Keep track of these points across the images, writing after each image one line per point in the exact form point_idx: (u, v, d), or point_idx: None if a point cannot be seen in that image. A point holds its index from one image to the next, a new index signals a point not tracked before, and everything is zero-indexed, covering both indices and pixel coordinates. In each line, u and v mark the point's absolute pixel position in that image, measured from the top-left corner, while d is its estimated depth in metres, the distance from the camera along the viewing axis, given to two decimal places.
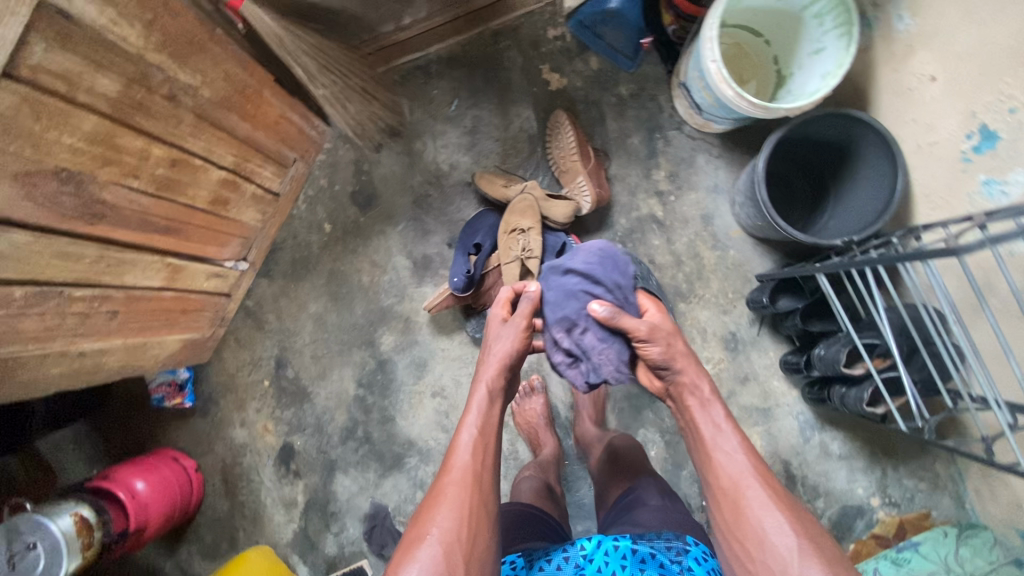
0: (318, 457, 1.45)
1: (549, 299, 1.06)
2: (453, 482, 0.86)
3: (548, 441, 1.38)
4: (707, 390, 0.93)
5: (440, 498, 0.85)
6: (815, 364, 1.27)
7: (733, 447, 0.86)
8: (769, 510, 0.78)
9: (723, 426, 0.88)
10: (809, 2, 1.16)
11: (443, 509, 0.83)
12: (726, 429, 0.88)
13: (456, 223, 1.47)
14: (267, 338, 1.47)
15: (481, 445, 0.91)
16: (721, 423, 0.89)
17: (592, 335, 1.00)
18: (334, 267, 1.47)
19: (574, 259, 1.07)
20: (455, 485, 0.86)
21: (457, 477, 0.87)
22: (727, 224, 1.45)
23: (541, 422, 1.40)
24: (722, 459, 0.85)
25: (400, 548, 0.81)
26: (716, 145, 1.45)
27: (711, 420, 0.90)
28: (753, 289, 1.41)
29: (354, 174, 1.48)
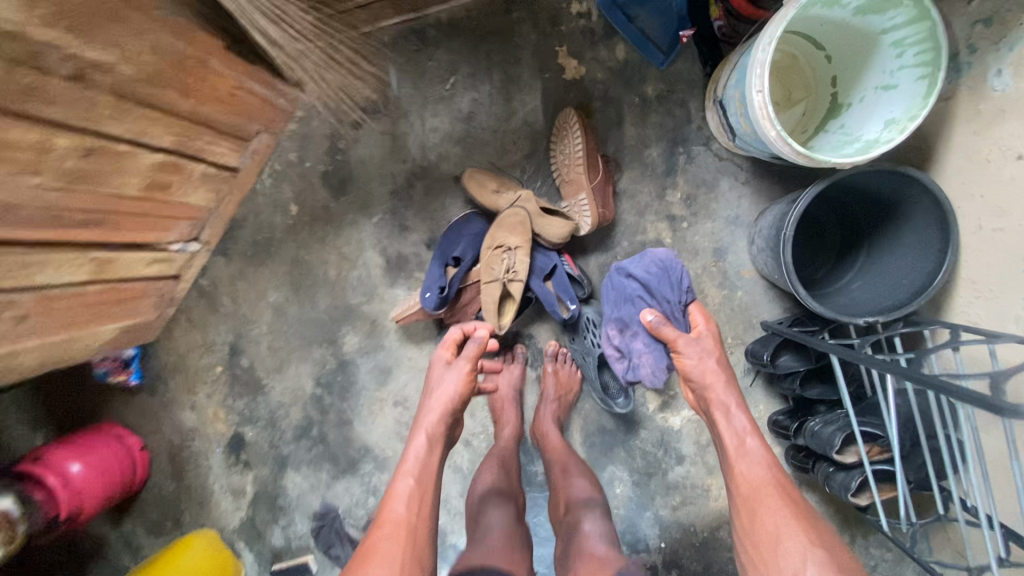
0: (269, 451, 1.39)
1: (611, 298, 1.18)
2: (386, 535, 0.90)
3: (509, 419, 1.27)
4: (734, 398, 0.96)
5: (374, 553, 0.88)
6: (805, 437, 1.17)
7: (755, 456, 0.90)
8: (785, 520, 0.83)
9: (747, 435, 0.92)
10: (892, 26, 0.93)
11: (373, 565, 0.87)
12: (749, 438, 0.92)
13: (438, 223, 1.30)
14: (222, 322, 1.35)
15: (412, 495, 0.95)
16: (745, 433, 0.92)
17: (641, 341, 1.12)
18: (298, 254, 1.32)
19: (636, 264, 1.14)
20: (388, 536, 0.90)
21: (393, 529, 0.91)
22: (740, 261, 1.29)
23: (509, 396, 1.29)
24: (744, 469, 0.90)
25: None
26: (745, 170, 1.26)
27: (735, 428, 0.93)
28: (754, 339, 1.28)
29: (328, 152, 1.29)
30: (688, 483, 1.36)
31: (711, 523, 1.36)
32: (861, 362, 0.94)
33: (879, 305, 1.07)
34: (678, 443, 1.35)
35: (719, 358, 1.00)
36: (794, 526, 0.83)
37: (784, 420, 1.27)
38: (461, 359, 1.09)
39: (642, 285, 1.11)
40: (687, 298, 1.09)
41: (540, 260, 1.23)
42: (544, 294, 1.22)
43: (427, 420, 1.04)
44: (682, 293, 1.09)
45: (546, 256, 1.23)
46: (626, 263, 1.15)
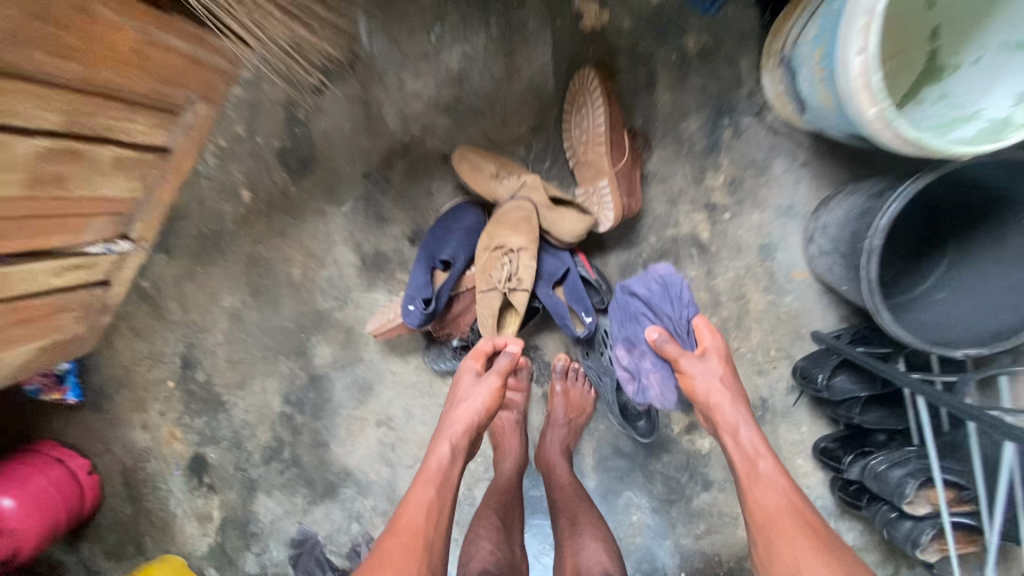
0: (236, 474, 1.21)
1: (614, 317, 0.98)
2: (400, 547, 0.71)
3: (513, 445, 1.08)
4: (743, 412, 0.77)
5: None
6: (865, 474, 0.98)
7: (771, 483, 0.72)
8: (813, 560, 0.66)
9: (760, 458, 0.74)
10: None
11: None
12: (761, 459, 0.74)
13: (423, 213, 1.07)
14: (170, 330, 1.14)
15: (430, 507, 0.76)
16: (756, 456, 0.74)
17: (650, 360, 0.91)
18: (254, 251, 1.09)
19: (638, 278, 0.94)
20: (401, 550, 0.71)
21: (407, 547, 0.72)
22: (791, 261, 1.06)
23: (513, 418, 1.10)
24: (759, 498, 0.72)
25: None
26: (804, 148, 1.01)
27: (746, 450, 0.75)
28: (806, 354, 1.08)
29: (285, 123, 1.04)
30: (715, 512, 1.18)
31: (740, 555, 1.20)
32: (966, 416, 0.75)
33: (977, 329, 0.83)
34: (705, 468, 1.16)
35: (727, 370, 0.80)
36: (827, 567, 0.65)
37: (835, 449, 1.07)
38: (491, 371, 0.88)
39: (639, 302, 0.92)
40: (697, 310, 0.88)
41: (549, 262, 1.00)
42: (552, 304, 1.00)
43: (450, 429, 0.83)
44: (684, 306, 0.86)
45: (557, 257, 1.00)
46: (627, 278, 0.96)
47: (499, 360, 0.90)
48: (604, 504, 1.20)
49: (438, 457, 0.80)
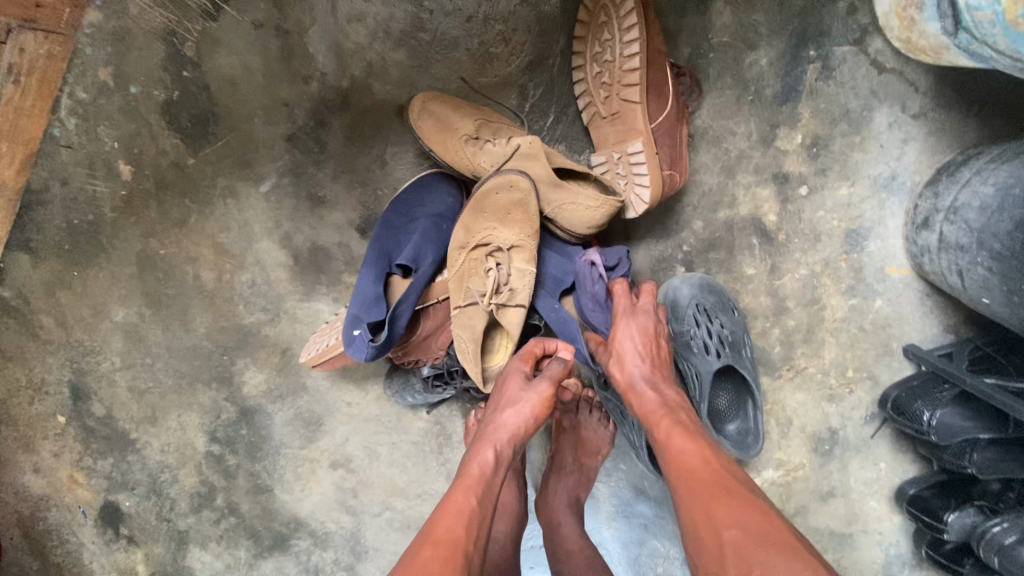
0: (159, 525, 0.96)
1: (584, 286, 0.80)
2: (437, 564, 0.47)
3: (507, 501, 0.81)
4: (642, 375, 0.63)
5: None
6: (982, 545, 0.72)
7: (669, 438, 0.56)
8: (708, 520, 0.48)
9: (660, 415, 0.59)
10: None
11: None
12: (658, 412, 0.59)
13: (376, 190, 0.78)
14: (52, 352, 0.85)
15: (472, 517, 0.52)
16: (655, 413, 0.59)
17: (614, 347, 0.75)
18: (146, 247, 0.79)
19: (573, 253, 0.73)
20: (437, 567, 0.46)
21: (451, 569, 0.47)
22: (886, 252, 0.77)
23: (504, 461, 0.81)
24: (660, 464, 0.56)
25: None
26: (917, 96, 0.71)
27: (645, 409, 0.61)
28: (898, 381, 0.80)
29: (170, 64, 0.72)
30: None
31: None
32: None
33: None
34: None
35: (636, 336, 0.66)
36: (719, 519, 0.47)
37: (931, 499, 0.81)
38: (545, 374, 0.65)
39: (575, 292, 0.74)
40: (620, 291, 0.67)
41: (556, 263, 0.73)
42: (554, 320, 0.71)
43: (496, 434, 0.61)
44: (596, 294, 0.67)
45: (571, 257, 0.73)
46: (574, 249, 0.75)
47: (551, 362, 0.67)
48: (627, 566, 0.92)
49: (487, 466, 0.57)
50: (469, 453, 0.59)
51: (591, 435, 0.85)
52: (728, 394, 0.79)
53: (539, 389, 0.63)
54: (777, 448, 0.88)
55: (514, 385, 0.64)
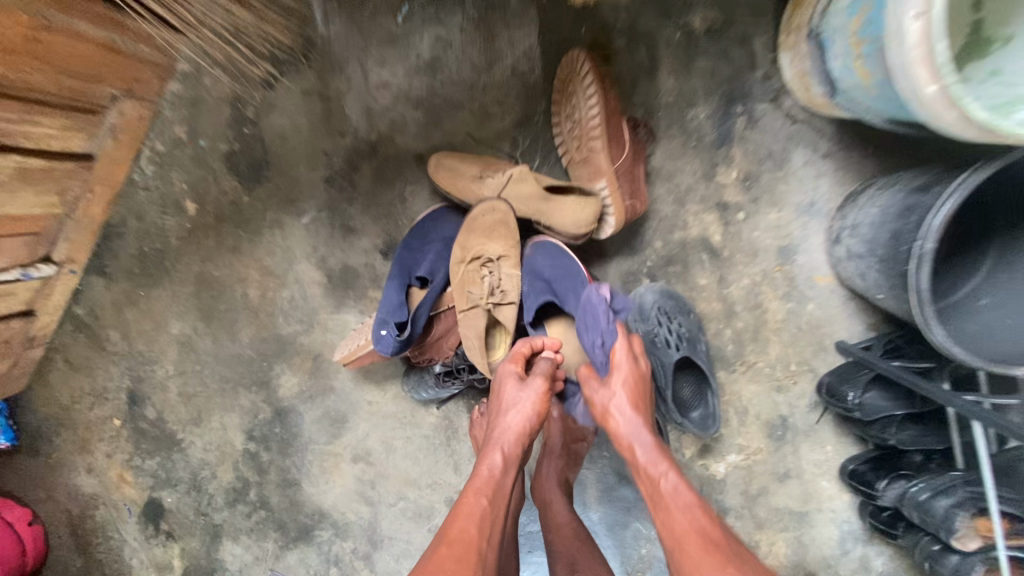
0: (197, 520, 1.08)
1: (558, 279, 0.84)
2: (452, 561, 0.60)
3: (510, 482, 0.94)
4: (643, 430, 0.72)
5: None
6: (905, 504, 0.87)
7: (673, 497, 0.66)
8: None
9: (661, 471, 0.68)
10: None
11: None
12: (660, 466, 0.69)
13: (396, 221, 0.94)
14: (115, 362, 1.00)
15: (483, 519, 0.65)
16: (658, 470, 0.69)
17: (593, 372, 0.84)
18: (203, 270, 0.95)
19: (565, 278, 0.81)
20: (453, 564, 0.60)
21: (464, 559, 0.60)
22: (813, 264, 0.94)
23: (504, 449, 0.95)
24: (663, 518, 0.65)
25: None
26: (827, 138, 0.88)
27: (644, 463, 0.70)
28: (830, 370, 0.96)
29: (232, 123, 0.90)
30: None
31: None
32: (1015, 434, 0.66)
33: None
34: (721, 494, 1.06)
35: (633, 390, 0.74)
36: None
37: (866, 472, 0.96)
38: (536, 374, 0.79)
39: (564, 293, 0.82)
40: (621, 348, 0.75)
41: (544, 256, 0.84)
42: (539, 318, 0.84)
43: (501, 438, 0.74)
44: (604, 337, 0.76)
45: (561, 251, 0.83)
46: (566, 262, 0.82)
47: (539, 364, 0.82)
48: (611, 538, 1.07)
49: (496, 471, 0.71)
50: (479, 461, 0.72)
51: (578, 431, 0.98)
52: (691, 386, 0.95)
53: (534, 393, 0.77)
54: (737, 434, 1.03)
55: (512, 390, 0.77)
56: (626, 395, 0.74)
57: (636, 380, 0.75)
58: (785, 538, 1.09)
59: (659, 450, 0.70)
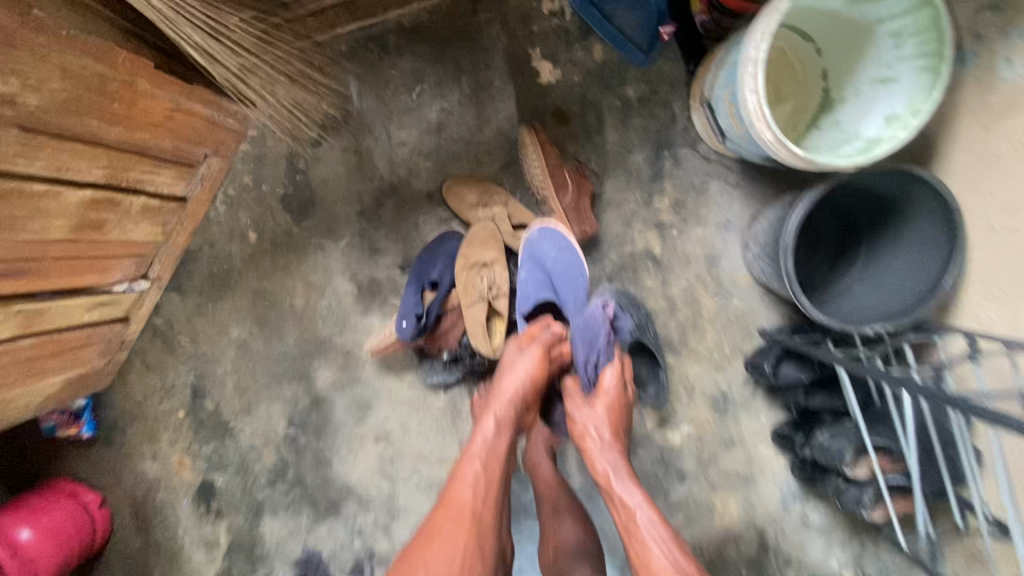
0: (242, 498, 1.28)
1: (562, 276, 1.09)
2: (448, 520, 0.76)
3: None
4: (619, 463, 0.91)
5: (436, 535, 0.74)
6: (813, 450, 1.11)
7: (645, 529, 0.82)
8: None
9: (635, 507, 0.85)
10: (887, 15, 0.87)
11: (433, 555, 0.72)
12: (636, 503, 0.85)
13: (412, 243, 1.21)
14: (183, 362, 1.24)
15: (476, 486, 0.80)
16: (633, 505, 0.85)
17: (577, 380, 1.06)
18: (260, 285, 1.22)
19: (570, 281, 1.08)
20: (451, 524, 0.75)
21: (458, 516, 0.76)
22: (734, 267, 1.22)
23: None
24: (637, 548, 0.81)
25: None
26: (734, 173, 1.18)
27: (622, 498, 0.87)
28: (753, 349, 1.22)
29: (287, 173, 1.18)
30: (692, 502, 1.30)
31: (718, 540, 1.31)
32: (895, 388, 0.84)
33: (881, 314, 1.01)
34: (679, 460, 1.29)
35: (614, 429, 0.95)
36: None
37: (789, 432, 1.20)
38: (533, 345, 0.99)
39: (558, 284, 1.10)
40: (606, 360, 1.00)
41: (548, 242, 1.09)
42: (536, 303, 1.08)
43: (497, 402, 0.92)
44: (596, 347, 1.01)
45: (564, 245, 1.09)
46: (570, 254, 1.09)
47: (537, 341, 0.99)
48: (590, 503, 1.28)
49: (488, 439, 0.86)
50: (474, 431, 0.88)
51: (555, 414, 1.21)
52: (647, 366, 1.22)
53: (529, 371, 0.95)
54: (687, 409, 1.27)
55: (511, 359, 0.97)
56: (607, 421, 0.95)
57: (618, 409, 0.98)
58: (736, 498, 1.31)
59: (633, 482, 0.88)
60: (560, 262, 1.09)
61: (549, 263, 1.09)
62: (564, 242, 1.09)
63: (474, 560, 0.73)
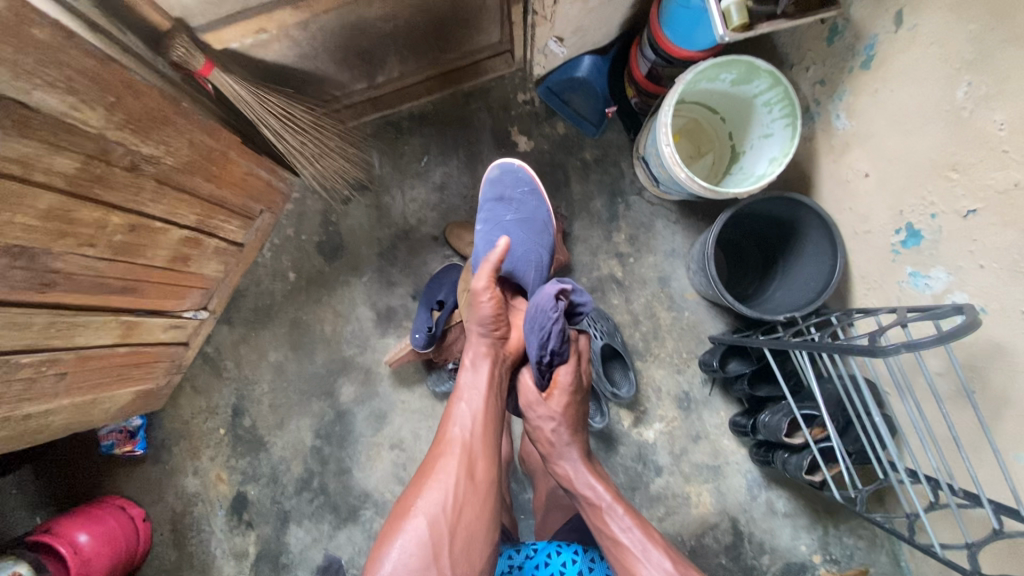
0: (271, 508, 1.44)
1: (522, 223, 1.22)
2: (443, 456, 0.93)
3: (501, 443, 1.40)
4: (579, 463, 1.03)
5: (433, 471, 0.91)
6: (760, 430, 1.33)
7: (618, 523, 0.97)
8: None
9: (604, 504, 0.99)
10: (758, 91, 1.22)
11: (431, 487, 0.89)
12: (605, 500, 0.99)
13: (421, 276, 1.49)
14: (227, 385, 1.46)
15: (463, 425, 0.96)
16: (603, 504, 0.99)
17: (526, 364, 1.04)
18: (296, 316, 1.48)
19: (526, 236, 1.21)
20: (445, 459, 0.92)
21: (451, 454, 0.93)
22: (683, 286, 1.51)
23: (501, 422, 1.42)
24: (611, 542, 0.97)
25: (389, 523, 0.89)
26: (674, 212, 1.51)
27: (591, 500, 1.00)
28: (704, 350, 1.46)
29: (322, 225, 1.48)
30: (669, 494, 1.48)
31: (696, 529, 1.47)
32: (796, 347, 1.08)
33: (793, 306, 1.28)
34: (655, 455, 1.49)
35: (571, 425, 1.03)
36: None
37: (742, 420, 1.42)
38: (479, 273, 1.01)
39: (515, 230, 1.21)
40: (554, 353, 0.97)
41: (512, 181, 1.24)
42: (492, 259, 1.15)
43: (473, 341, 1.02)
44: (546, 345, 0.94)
45: (530, 186, 1.25)
46: (528, 195, 1.24)
47: (482, 268, 1.02)
48: None
49: (475, 376, 0.98)
50: (460, 374, 1.00)
51: None
52: (620, 370, 1.44)
53: (486, 304, 0.99)
54: (657, 408, 1.49)
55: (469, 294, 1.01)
56: (563, 421, 1.02)
57: (570, 407, 1.02)
58: (708, 489, 1.49)
59: (595, 477, 1.03)
60: (523, 208, 1.23)
61: (508, 218, 1.22)
62: (532, 182, 1.25)
63: (467, 490, 0.90)
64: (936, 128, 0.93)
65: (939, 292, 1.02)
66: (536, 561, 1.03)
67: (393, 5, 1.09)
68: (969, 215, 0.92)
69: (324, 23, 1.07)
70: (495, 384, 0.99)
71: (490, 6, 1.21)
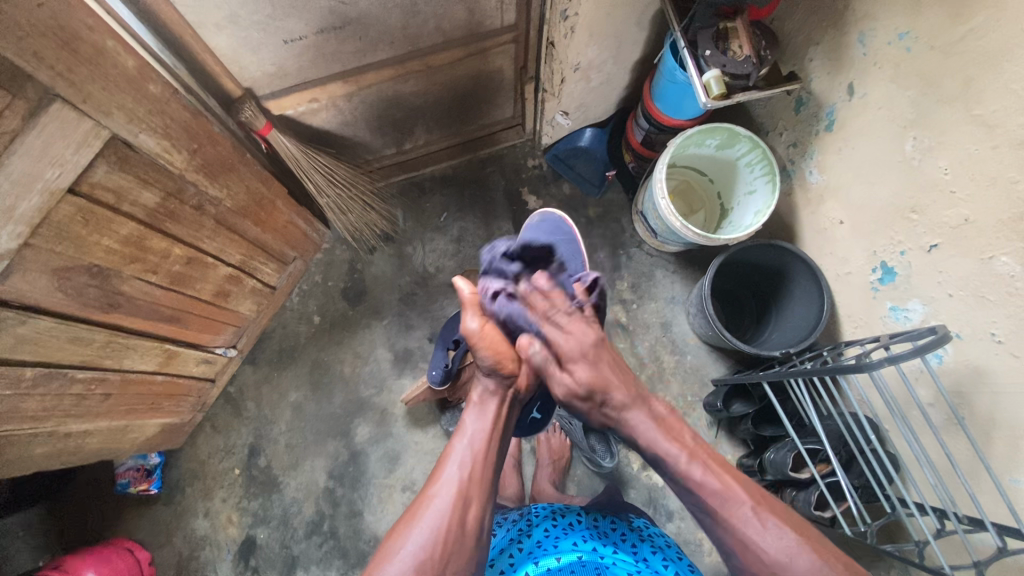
0: (280, 553, 1.43)
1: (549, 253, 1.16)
2: (435, 498, 0.86)
3: (512, 483, 1.46)
4: (642, 412, 0.89)
5: (423, 511, 0.84)
6: (768, 468, 1.34)
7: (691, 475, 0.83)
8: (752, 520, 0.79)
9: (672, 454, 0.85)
10: (740, 154, 1.40)
11: (418, 528, 0.83)
12: (659, 441, 0.86)
13: (438, 320, 1.59)
14: (246, 425, 1.51)
15: (462, 469, 0.88)
16: (668, 455, 0.85)
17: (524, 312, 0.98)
18: (319, 357, 1.55)
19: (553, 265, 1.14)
20: (436, 504, 0.85)
21: (445, 495, 0.85)
22: (684, 331, 1.60)
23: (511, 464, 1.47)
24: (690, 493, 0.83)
25: (373, 562, 0.82)
26: (672, 262, 1.64)
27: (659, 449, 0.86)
28: (708, 393, 1.53)
29: (348, 272, 1.61)
30: (681, 540, 1.47)
31: None
32: (790, 377, 1.15)
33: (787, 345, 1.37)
34: (665, 500, 1.50)
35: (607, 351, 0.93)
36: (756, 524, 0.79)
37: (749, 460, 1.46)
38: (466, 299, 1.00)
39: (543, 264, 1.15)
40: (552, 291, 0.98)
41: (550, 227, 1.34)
42: None
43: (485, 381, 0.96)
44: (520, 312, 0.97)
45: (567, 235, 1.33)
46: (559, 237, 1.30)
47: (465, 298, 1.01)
48: None
49: (481, 416, 0.93)
50: (466, 412, 0.95)
51: (550, 459, 1.50)
52: None
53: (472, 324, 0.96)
54: None
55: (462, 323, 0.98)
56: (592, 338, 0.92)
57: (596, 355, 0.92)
58: None
59: (663, 435, 0.86)
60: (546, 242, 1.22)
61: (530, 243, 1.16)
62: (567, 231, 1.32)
63: (456, 536, 0.82)
64: (895, 177, 1.09)
65: (918, 323, 1.11)
66: (545, 528, 1.04)
67: (424, 82, 1.29)
68: (932, 249, 1.04)
69: (366, 95, 1.27)
70: (501, 424, 0.94)
71: (507, 85, 1.43)
